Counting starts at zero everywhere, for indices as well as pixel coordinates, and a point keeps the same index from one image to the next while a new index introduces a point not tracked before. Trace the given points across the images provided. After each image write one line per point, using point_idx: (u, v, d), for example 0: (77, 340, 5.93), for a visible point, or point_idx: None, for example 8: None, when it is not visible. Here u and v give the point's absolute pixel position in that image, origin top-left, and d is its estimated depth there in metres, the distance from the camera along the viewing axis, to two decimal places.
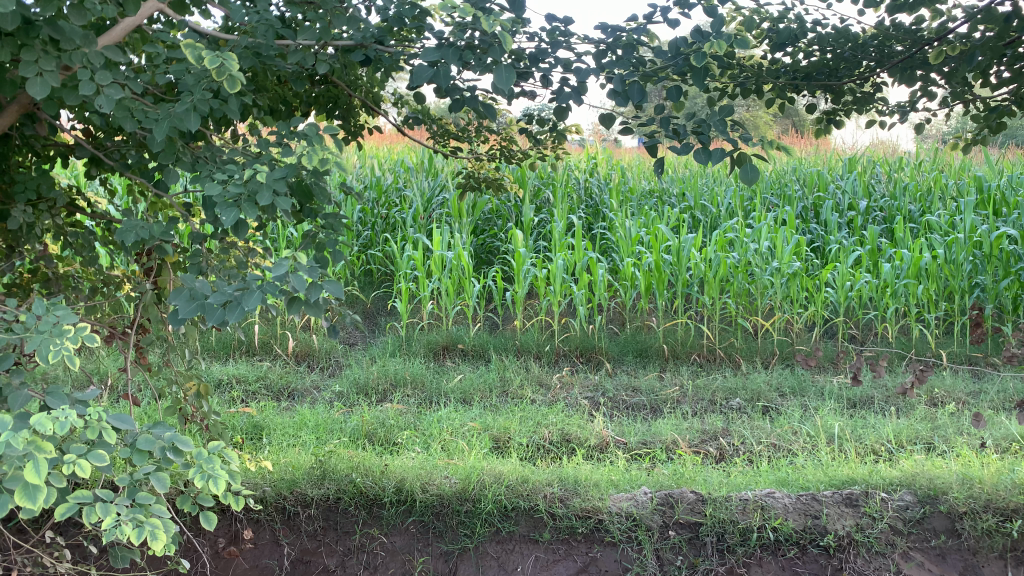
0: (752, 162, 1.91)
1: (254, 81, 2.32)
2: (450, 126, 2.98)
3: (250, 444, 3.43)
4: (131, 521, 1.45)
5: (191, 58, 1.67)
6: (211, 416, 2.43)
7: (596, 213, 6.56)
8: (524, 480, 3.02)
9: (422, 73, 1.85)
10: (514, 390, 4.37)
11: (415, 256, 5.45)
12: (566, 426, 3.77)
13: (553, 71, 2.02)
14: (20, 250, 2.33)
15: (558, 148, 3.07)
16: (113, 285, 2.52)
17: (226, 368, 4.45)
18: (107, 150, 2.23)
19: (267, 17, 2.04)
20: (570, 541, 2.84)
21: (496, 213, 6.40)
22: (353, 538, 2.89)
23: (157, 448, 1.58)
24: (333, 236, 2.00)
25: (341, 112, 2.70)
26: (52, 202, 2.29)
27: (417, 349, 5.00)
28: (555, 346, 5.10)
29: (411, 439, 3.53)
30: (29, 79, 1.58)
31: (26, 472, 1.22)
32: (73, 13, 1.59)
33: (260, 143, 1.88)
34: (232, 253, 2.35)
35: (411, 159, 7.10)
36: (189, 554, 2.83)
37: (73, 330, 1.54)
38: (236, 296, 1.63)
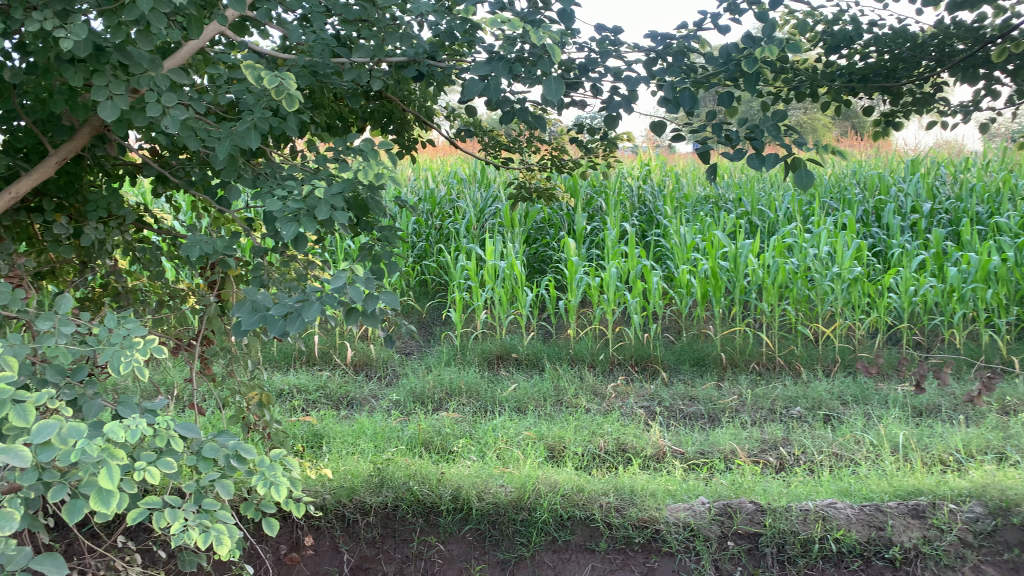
0: (807, 167, 1.89)
1: (312, 98, 2.38)
2: (502, 138, 3.01)
3: (310, 452, 3.49)
4: (197, 526, 1.49)
5: (251, 79, 1.72)
6: (273, 424, 2.51)
7: (650, 220, 6.52)
8: (580, 489, 3.01)
9: (474, 87, 1.88)
10: (568, 399, 4.36)
11: (469, 266, 5.50)
12: (621, 435, 3.75)
13: (603, 80, 2.03)
14: (92, 266, 2.43)
15: (610, 156, 3.07)
16: (179, 297, 2.61)
17: (287, 379, 4.55)
18: (172, 168, 2.32)
19: (324, 37, 2.09)
20: (626, 551, 2.84)
21: (548, 222, 6.41)
22: (411, 546, 2.92)
23: (222, 456, 1.63)
24: (387, 248, 2.04)
25: (395, 127, 2.75)
26: (121, 219, 2.38)
27: (471, 358, 5.04)
28: (610, 355, 5.08)
29: (467, 447, 3.56)
30: (101, 103, 1.65)
31: (100, 477, 1.27)
32: (140, 38, 1.65)
33: (318, 159, 1.93)
34: (292, 266, 2.41)
35: (464, 171, 7.17)
36: (252, 560, 2.90)
37: (142, 341, 1.60)
38: (296, 308, 1.68)
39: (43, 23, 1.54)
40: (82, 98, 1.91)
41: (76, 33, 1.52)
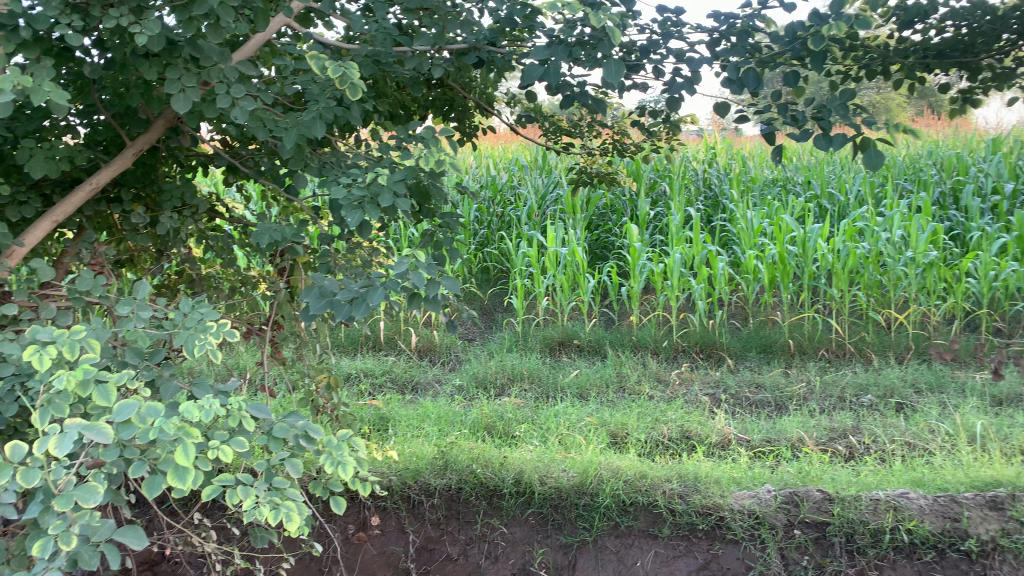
0: (876, 147, 1.83)
1: (375, 87, 2.42)
2: (562, 122, 3.01)
3: (376, 435, 3.57)
4: (268, 503, 1.53)
5: (315, 69, 1.76)
6: (341, 407, 2.58)
7: (716, 204, 6.40)
8: (643, 475, 3.00)
9: (533, 72, 1.88)
10: (631, 385, 4.35)
11: (530, 253, 5.51)
12: (685, 422, 3.72)
13: (665, 62, 2.01)
14: (167, 254, 2.53)
15: (673, 139, 3.03)
16: (250, 284, 2.70)
17: (354, 363, 4.65)
18: (242, 158, 2.39)
19: (385, 26, 2.12)
20: (690, 537, 2.83)
21: (611, 208, 6.37)
22: (475, 528, 2.97)
23: (291, 436, 1.67)
24: (449, 234, 2.06)
25: (456, 114, 2.77)
26: (195, 209, 2.47)
27: (533, 344, 5.06)
28: (674, 341, 5.03)
29: (529, 432, 3.59)
30: (174, 95, 1.72)
31: (177, 454, 1.31)
32: (211, 33, 1.71)
33: (381, 147, 1.96)
34: (358, 252, 2.46)
35: (526, 157, 7.17)
36: (322, 538, 2.99)
37: (215, 325, 1.67)
38: (361, 293, 1.71)
39: (119, 20, 1.61)
40: (157, 91, 1.98)
41: (150, 28, 1.58)
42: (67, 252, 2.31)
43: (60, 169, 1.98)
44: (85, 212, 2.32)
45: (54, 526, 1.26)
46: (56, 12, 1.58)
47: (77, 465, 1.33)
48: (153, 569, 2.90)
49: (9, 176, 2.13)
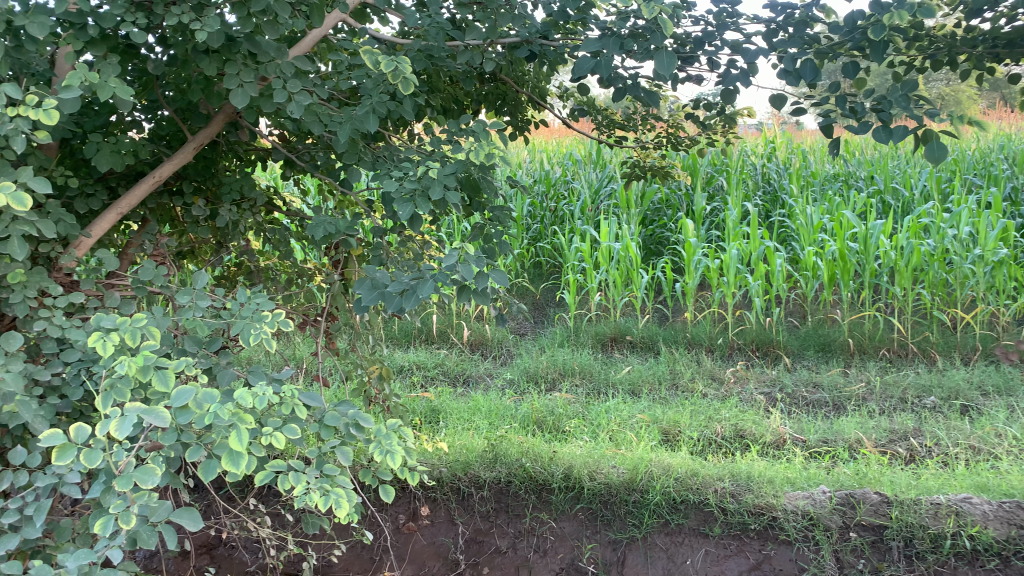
0: (939, 139, 1.77)
1: (428, 82, 2.45)
2: (615, 116, 2.99)
3: (427, 426, 3.61)
4: (319, 489, 1.55)
5: (369, 64, 1.78)
6: (392, 397, 2.61)
7: (775, 199, 6.28)
8: (694, 473, 2.97)
9: (584, 65, 1.88)
10: (684, 383, 4.31)
11: (583, 248, 5.49)
12: (739, 421, 3.67)
13: (720, 53, 1.98)
14: (227, 246, 2.60)
15: (728, 133, 2.98)
16: (306, 276, 2.75)
17: (407, 355, 4.71)
18: (298, 152, 2.42)
19: (438, 20, 2.15)
20: (742, 537, 2.78)
21: (666, 203, 6.30)
22: (523, 521, 2.98)
23: (342, 424, 1.69)
24: (499, 228, 2.07)
25: (509, 109, 2.77)
26: (253, 202, 2.52)
27: (585, 339, 5.04)
28: (729, 339, 4.95)
29: (579, 428, 3.59)
30: (233, 90, 1.77)
31: (231, 439, 1.31)
32: (268, 28, 1.75)
33: (433, 141, 1.98)
34: (409, 245, 2.48)
35: (580, 152, 7.15)
36: (373, 527, 3.04)
37: (270, 315, 1.70)
38: (411, 285, 1.73)
39: (180, 17, 1.65)
40: (217, 87, 2.04)
41: (209, 25, 1.62)
42: (132, 243, 2.39)
43: (126, 163, 2.04)
44: (148, 205, 2.39)
45: (115, 505, 1.29)
46: (121, 10, 1.63)
47: (138, 448, 1.37)
48: (210, 552, 2.99)
49: (78, 169, 2.21)
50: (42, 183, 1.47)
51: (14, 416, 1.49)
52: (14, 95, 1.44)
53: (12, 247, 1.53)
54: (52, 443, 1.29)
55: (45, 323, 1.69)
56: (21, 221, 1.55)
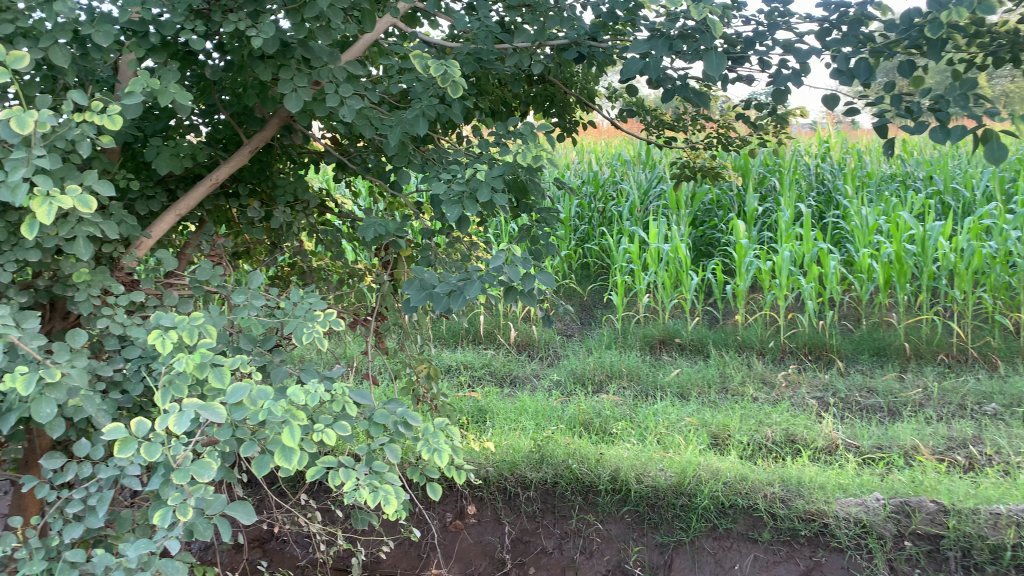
0: (999, 139, 1.73)
1: (477, 84, 2.47)
2: (665, 116, 2.98)
3: (475, 426, 3.64)
4: (367, 486, 1.55)
5: (419, 68, 1.81)
6: (440, 396, 2.65)
7: (829, 200, 6.16)
8: (743, 478, 2.94)
9: (633, 66, 1.87)
10: (734, 387, 4.26)
11: (632, 250, 5.47)
12: (790, 426, 3.61)
13: (771, 53, 1.96)
14: (281, 246, 2.65)
15: (780, 133, 2.94)
16: (356, 276, 2.80)
17: (455, 355, 4.75)
18: (350, 155, 2.46)
19: (487, 23, 2.14)
20: (792, 543, 2.75)
21: (716, 204, 6.22)
22: (570, 522, 2.98)
23: (391, 422, 1.70)
24: (546, 229, 2.07)
25: (557, 110, 2.78)
26: (306, 204, 2.57)
27: (633, 341, 5.01)
28: (781, 342, 4.87)
29: (627, 430, 3.58)
30: (287, 95, 1.81)
31: (283, 436, 1.33)
32: (320, 34, 1.79)
33: (481, 143, 1.99)
34: (457, 246, 2.50)
35: (629, 152, 7.11)
36: (421, 525, 3.08)
37: (322, 314, 1.73)
38: (459, 286, 1.74)
39: (237, 24, 1.70)
40: (272, 91, 2.08)
41: (265, 31, 1.66)
42: (189, 243, 2.46)
43: (184, 166, 2.10)
44: (205, 206, 2.45)
45: (172, 498, 1.33)
46: (181, 18, 1.68)
47: (195, 443, 1.41)
48: (263, 546, 3.07)
49: (139, 172, 2.29)
50: (106, 186, 1.53)
51: (79, 410, 1.55)
52: (81, 101, 1.49)
53: (77, 247, 1.59)
54: (114, 436, 1.33)
55: (108, 322, 1.76)
56: (86, 222, 1.62)
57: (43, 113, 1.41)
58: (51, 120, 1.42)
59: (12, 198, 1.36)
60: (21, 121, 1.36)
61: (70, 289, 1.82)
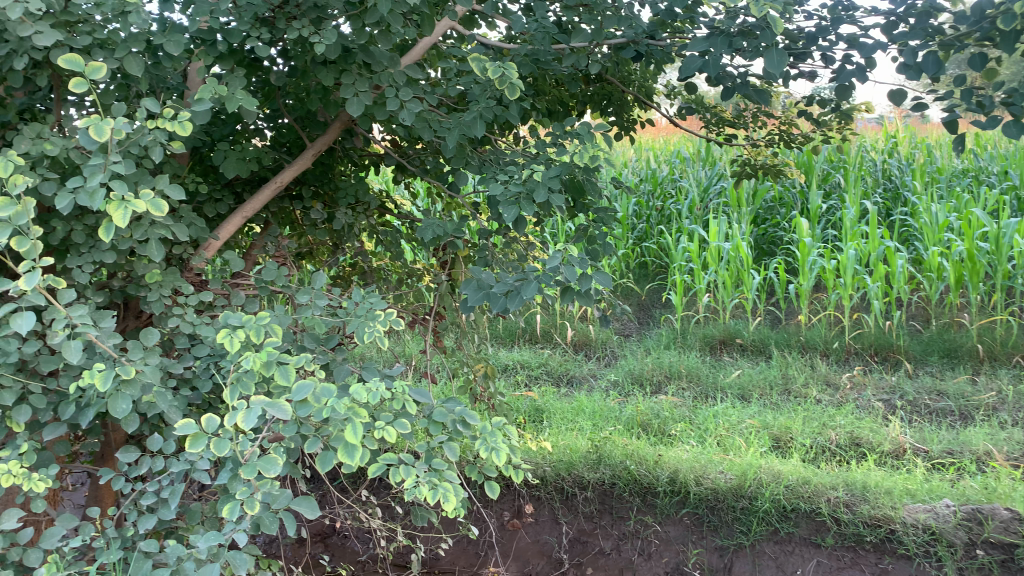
0: None
1: (534, 84, 2.48)
2: (725, 113, 2.93)
3: (532, 426, 3.65)
4: (427, 483, 1.56)
5: (477, 71, 1.82)
6: (497, 395, 2.67)
7: (897, 197, 5.98)
8: (806, 481, 2.89)
9: (692, 64, 1.87)
10: (797, 388, 4.18)
11: (691, 248, 5.41)
12: (856, 429, 3.53)
13: (835, 48, 1.92)
14: (342, 247, 2.71)
15: (845, 129, 2.87)
16: (415, 276, 2.84)
17: (511, 355, 4.76)
18: (409, 157, 2.50)
19: (544, 24, 2.13)
20: (857, 549, 2.69)
21: (779, 202, 6.11)
22: (628, 524, 2.97)
23: (450, 421, 1.71)
24: (603, 228, 2.06)
25: (614, 109, 2.77)
26: (366, 206, 2.61)
27: (693, 342, 4.95)
28: (846, 343, 4.75)
29: (686, 432, 3.55)
30: (349, 99, 1.85)
31: (345, 433, 1.35)
32: (381, 38, 1.82)
33: (538, 144, 2.00)
34: (514, 246, 2.51)
35: (688, 150, 7.03)
36: (479, 523, 3.11)
37: (383, 314, 1.76)
38: (516, 286, 1.75)
39: (301, 31, 1.74)
40: (333, 96, 2.13)
41: (327, 37, 1.70)
42: (255, 245, 2.53)
43: (250, 170, 2.17)
44: (270, 208, 2.52)
45: (240, 492, 1.37)
46: (247, 25, 1.73)
47: (261, 438, 1.45)
48: (325, 540, 3.14)
49: (207, 175, 2.36)
50: (177, 190, 1.58)
51: (153, 406, 1.61)
52: (154, 108, 1.55)
53: (150, 249, 1.66)
54: (186, 432, 1.38)
55: (179, 321, 1.82)
56: (158, 224, 1.68)
57: (119, 121, 1.47)
58: (126, 127, 1.48)
59: (90, 202, 1.42)
60: (99, 129, 1.42)
61: (143, 289, 1.89)
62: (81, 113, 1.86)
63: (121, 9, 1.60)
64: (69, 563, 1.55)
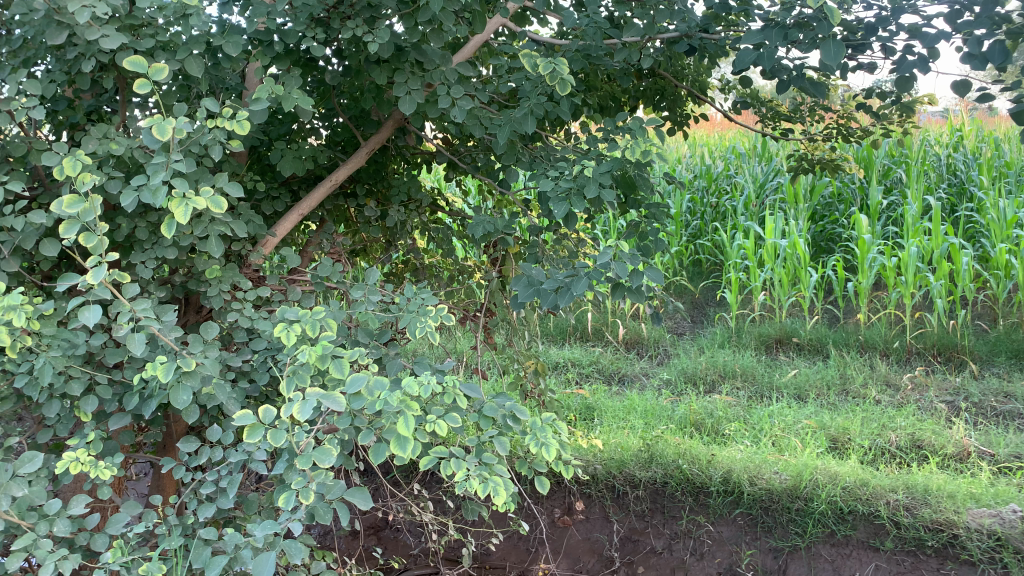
0: None
1: (586, 80, 2.48)
2: (781, 107, 2.88)
3: (583, 423, 3.64)
4: (478, 476, 1.57)
5: (528, 67, 1.82)
6: (547, 392, 2.67)
7: (962, 192, 5.79)
8: (864, 483, 2.83)
9: (746, 57, 1.83)
10: (855, 389, 4.08)
11: (746, 246, 5.32)
12: (917, 431, 3.43)
13: (896, 39, 1.87)
14: (395, 244, 2.74)
15: (907, 122, 2.80)
16: (466, 273, 2.86)
17: (562, 352, 4.76)
18: (460, 155, 2.52)
19: (596, 19, 2.12)
20: (917, 554, 2.62)
21: (838, 197, 5.97)
22: (680, 523, 2.94)
23: (500, 415, 1.72)
24: (655, 225, 2.04)
25: (667, 103, 2.74)
26: (419, 203, 2.64)
27: (748, 341, 4.87)
28: (907, 342, 4.62)
29: (740, 432, 3.50)
30: (401, 97, 1.88)
31: (397, 425, 1.36)
32: (433, 36, 1.84)
33: (589, 140, 1.99)
34: (565, 244, 2.52)
35: (744, 145, 6.92)
36: (530, 519, 3.12)
37: (434, 309, 1.78)
38: (565, 282, 1.76)
39: (354, 30, 1.77)
40: (387, 95, 2.16)
41: (380, 36, 1.72)
42: (311, 242, 2.57)
43: (306, 168, 2.21)
44: (325, 206, 2.57)
45: (296, 481, 1.40)
46: (303, 26, 1.76)
47: (316, 430, 1.48)
48: (378, 533, 3.19)
49: (265, 174, 2.41)
50: (235, 187, 1.62)
51: (213, 397, 1.65)
52: (213, 108, 1.59)
53: (210, 245, 1.70)
54: (244, 422, 1.41)
55: (237, 315, 1.87)
56: (218, 221, 1.73)
57: (180, 120, 1.51)
58: (187, 127, 1.52)
59: (153, 200, 1.47)
60: (161, 129, 1.47)
61: (203, 285, 1.95)
62: (145, 114, 1.92)
63: (182, 12, 1.65)
64: (134, 548, 1.61)
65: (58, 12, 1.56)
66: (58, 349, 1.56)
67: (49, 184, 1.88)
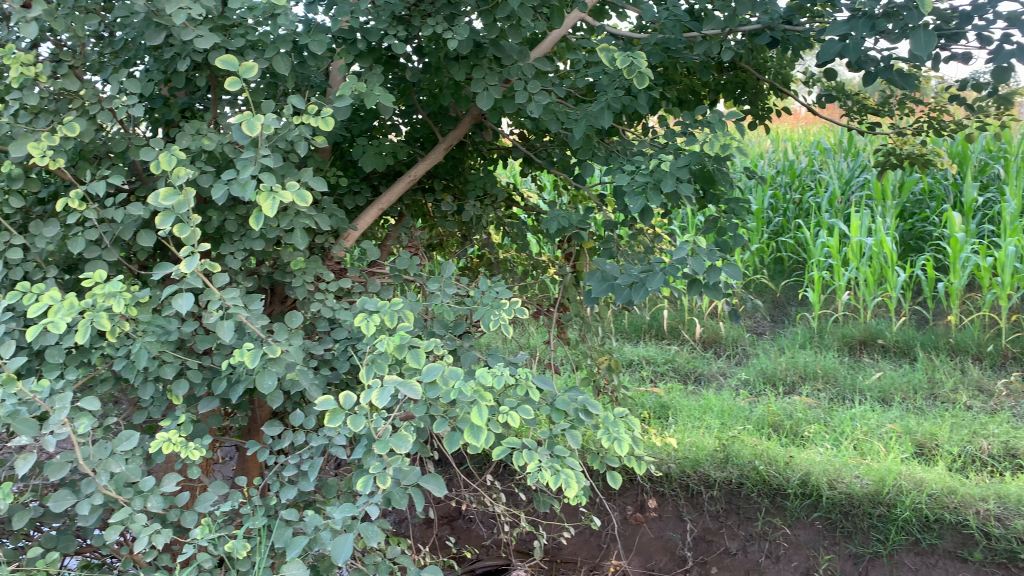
0: None
1: (665, 74, 2.46)
2: (868, 100, 2.79)
3: (657, 421, 3.61)
4: (549, 468, 1.58)
5: (604, 61, 1.79)
6: (620, 388, 2.67)
7: None
8: (952, 491, 2.72)
9: (832, 48, 1.80)
10: (945, 394, 3.92)
11: (830, 243, 5.17)
12: (1011, 439, 3.28)
13: (993, 27, 1.79)
14: (471, 239, 2.78)
15: (1005, 115, 2.67)
16: (541, 268, 2.87)
17: (637, 350, 4.72)
18: (536, 150, 2.54)
19: (675, 12, 2.13)
20: (1008, 566, 2.54)
21: (929, 194, 5.74)
22: (755, 525, 2.89)
23: (572, 408, 1.72)
24: (734, 220, 2.01)
25: (749, 97, 2.69)
26: (495, 198, 2.67)
27: (830, 342, 4.73)
28: (1003, 346, 4.41)
29: (820, 434, 3.41)
30: (479, 93, 1.91)
31: (471, 415, 1.38)
32: (511, 32, 1.85)
33: (667, 134, 1.97)
34: (641, 239, 2.51)
35: (830, 139, 6.72)
36: (602, 514, 3.12)
37: (507, 303, 1.80)
38: (641, 278, 1.74)
39: (435, 27, 1.80)
40: (465, 90, 2.20)
41: (460, 33, 1.76)
42: (390, 236, 2.63)
43: (386, 163, 2.26)
44: (404, 201, 2.62)
45: (374, 466, 1.44)
46: (385, 24, 1.81)
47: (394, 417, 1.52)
48: (451, 523, 3.25)
49: (347, 169, 2.47)
50: (320, 181, 1.67)
51: (296, 383, 1.71)
52: (300, 105, 1.65)
53: (295, 237, 1.77)
54: (325, 408, 1.45)
55: (320, 306, 1.94)
56: (302, 214, 1.79)
57: (268, 117, 1.57)
58: (275, 122, 1.58)
59: (243, 193, 1.53)
60: (250, 124, 1.53)
61: (288, 276, 2.02)
62: (235, 111, 2.01)
63: (271, 13, 1.71)
64: (221, 525, 1.68)
65: (157, 14, 1.65)
66: (153, 334, 1.64)
67: (146, 178, 1.98)
